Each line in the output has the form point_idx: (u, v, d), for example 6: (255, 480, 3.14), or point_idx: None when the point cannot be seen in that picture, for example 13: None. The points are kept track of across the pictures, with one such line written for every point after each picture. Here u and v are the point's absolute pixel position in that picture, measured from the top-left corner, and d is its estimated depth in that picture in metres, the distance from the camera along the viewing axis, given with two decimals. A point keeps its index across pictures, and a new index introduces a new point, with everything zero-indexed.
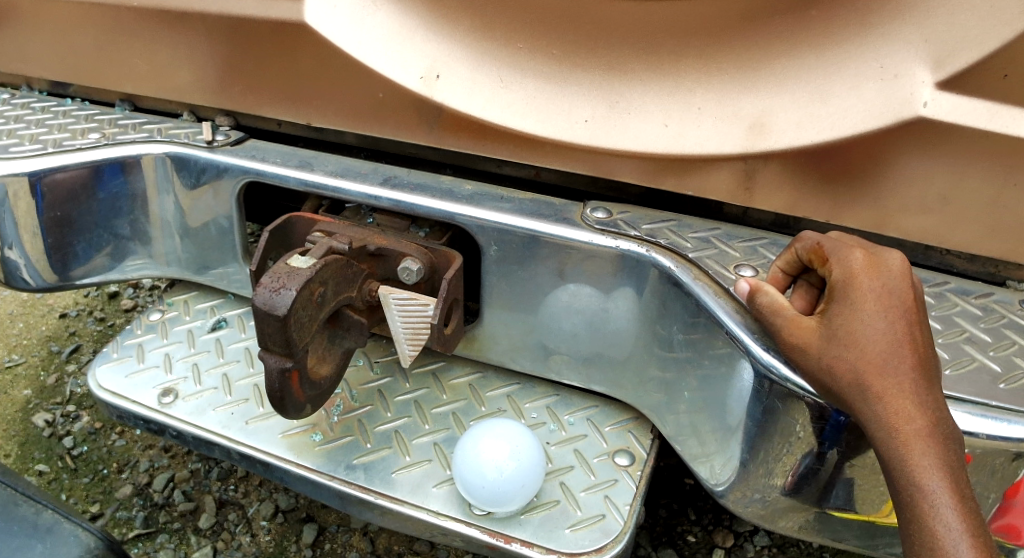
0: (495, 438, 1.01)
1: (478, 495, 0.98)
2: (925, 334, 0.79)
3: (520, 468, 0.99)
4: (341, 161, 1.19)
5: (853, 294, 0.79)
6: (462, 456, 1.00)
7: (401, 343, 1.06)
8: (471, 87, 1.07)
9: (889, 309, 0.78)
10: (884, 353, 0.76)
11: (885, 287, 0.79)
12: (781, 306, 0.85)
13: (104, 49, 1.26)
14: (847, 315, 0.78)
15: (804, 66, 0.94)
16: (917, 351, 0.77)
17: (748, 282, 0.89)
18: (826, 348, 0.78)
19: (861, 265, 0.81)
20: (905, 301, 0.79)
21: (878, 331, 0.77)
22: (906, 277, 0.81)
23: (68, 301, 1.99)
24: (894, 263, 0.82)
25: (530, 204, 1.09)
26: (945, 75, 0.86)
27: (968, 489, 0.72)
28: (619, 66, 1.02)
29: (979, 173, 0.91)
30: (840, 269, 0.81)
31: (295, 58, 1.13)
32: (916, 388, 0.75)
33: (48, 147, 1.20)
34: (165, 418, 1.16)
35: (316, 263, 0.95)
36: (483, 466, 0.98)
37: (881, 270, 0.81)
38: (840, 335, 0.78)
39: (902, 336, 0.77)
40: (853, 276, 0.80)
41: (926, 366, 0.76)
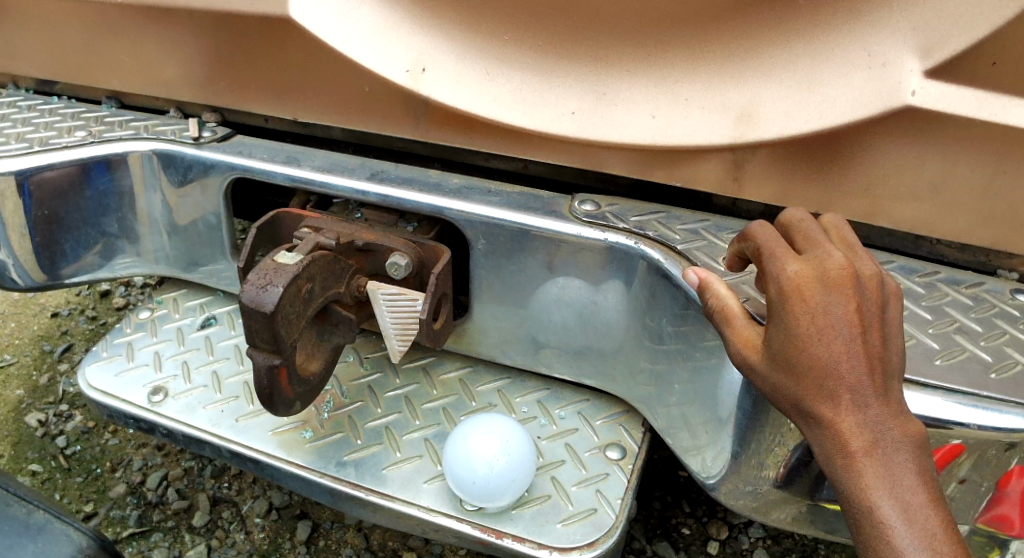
0: (484, 432, 1.01)
1: (470, 490, 0.98)
2: (873, 343, 0.75)
3: (510, 462, 0.98)
4: (327, 156, 1.18)
5: (786, 316, 0.76)
6: (453, 451, 1.00)
7: (391, 340, 1.05)
8: (457, 80, 1.06)
9: (824, 331, 0.74)
10: (820, 380, 0.74)
11: (820, 304, 0.74)
12: (733, 313, 0.83)
13: (89, 45, 1.25)
14: (781, 338, 0.76)
15: (792, 55, 0.93)
16: (858, 370, 0.73)
17: (697, 273, 0.89)
18: (768, 372, 0.78)
19: (794, 282, 0.76)
20: (847, 314, 0.74)
21: (813, 357, 0.74)
22: (846, 286, 0.75)
23: (61, 299, 1.98)
24: (834, 270, 0.76)
25: (518, 197, 1.09)
26: (935, 63, 0.85)
27: (924, 504, 0.71)
28: (606, 57, 1.00)
29: (968, 160, 0.90)
30: (777, 287, 0.77)
31: (280, 51, 1.12)
32: (858, 408, 0.73)
33: (34, 145, 1.19)
34: (155, 416, 1.15)
35: (303, 259, 0.94)
36: (474, 460, 0.97)
37: (817, 285, 0.75)
38: (777, 360, 0.76)
39: (842, 357, 0.73)
40: (787, 297, 0.76)
41: (869, 384, 0.74)
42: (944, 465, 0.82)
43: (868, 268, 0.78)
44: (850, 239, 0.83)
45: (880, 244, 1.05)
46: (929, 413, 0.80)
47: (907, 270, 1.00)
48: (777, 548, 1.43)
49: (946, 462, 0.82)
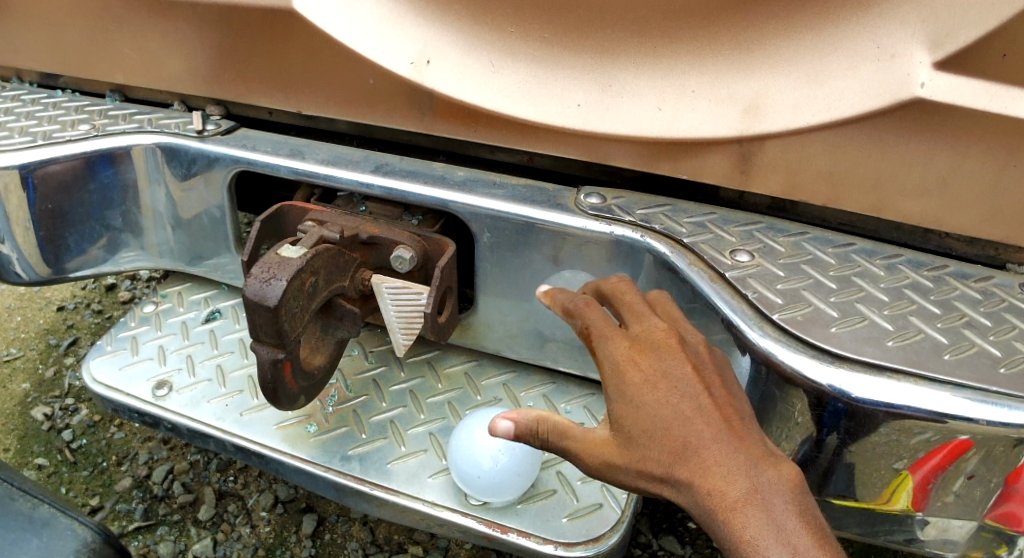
0: (486, 428, 1.01)
1: (475, 485, 0.98)
2: (718, 396, 0.81)
3: (513, 457, 0.99)
4: (330, 149, 1.17)
5: (627, 390, 0.81)
6: (457, 445, 1.01)
7: (395, 333, 1.04)
8: (461, 72, 1.05)
9: (669, 391, 0.80)
10: (678, 441, 0.78)
11: (658, 370, 0.82)
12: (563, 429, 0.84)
13: (92, 38, 1.24)
14: (632, 412, 0.81)
15: (800, 47, 0.92)
16: (712, 420, 0.78)
17: (507, 420, 0.83)
18: (629, 450, 0.81)
19: (627, 356, 0.84)
20: (686, 374, 0.81)
21: (665, 420, 0.79)
22: (676, 350, 0.83)
23: (66, 293, 1.98)
24: (660, 338, 0.84)
25: (524, 190, 1.08)
26: (944, 55, 0.84)
27: (810, 538, 0.71)
28: (612, 49, 0.99)
29: (978, 153, 0.89)
30: (612, 364, 0.84)
31: (283, 44, 1.11)
32: (723, 457, 0.76)
33: (38, 139, 1.19)
34: (159, 410, 1.15)
35: (307, 253, 0.94)
36: (477, 456, 0.98)
37: (650, 353, 0.83)
38: (632, 437, 0.80)
39: (689, 413, 0.79)
40: (622, 371, 0.83)
41: (726, 434, 0.77)
42: (949, 460, 0.82)
43: (695, 334, 0.87)
44: (676, 310, 0.92)
45: (887, 238, 1.04)
46: (936, 408, 0.79)
47: (916, 264, 0.99)
48: None
49: (952, 457, 0.81)
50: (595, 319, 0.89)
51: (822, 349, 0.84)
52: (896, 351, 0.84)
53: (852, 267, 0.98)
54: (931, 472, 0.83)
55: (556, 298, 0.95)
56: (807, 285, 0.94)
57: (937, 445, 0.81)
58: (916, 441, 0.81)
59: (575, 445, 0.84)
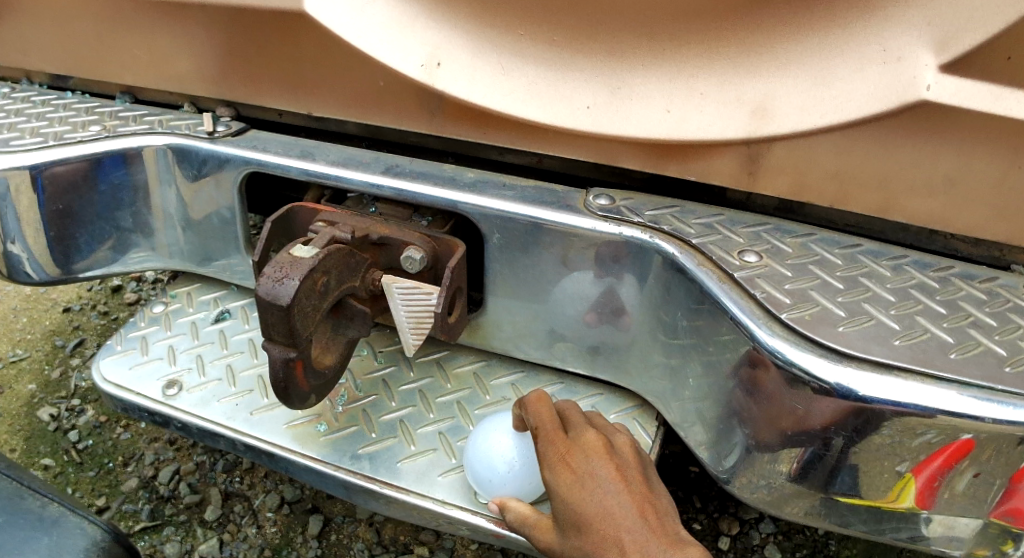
0: (498, 429, 1.03)
1: (488, 486, 0.99)
2: (638, 493, 0.88)
3: (526, 460, 1.00)
4: (342, 150, 1.18)
5: (561, 490, 0.88)
6: (474, 449, 1.02)
7: (406, 333, 1.04)
8: (472, 74, 1.06)
9: (595, 490, 0.87)
10: (603, 531, 0.84)
11: (587, 471, 0.88)
12: (518, 513, 0.92)
13: (104, 40, 1.25)
14: (564, 510, 0.87)
15: (807, 49, 0.93)
16: (630, 513, 0.85)
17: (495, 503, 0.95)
18: (562, 543, 0.88)
19: (561, 458, 0.91)
20: (610, 475, 0.88)
21: (590, 514, 0.85)
22: (602, 454, 0.90)
23: (72, 295, 1.99)
24: (589, 441, 0.92)
25: (533, 191, 1.08)
26: (950, 57, 0.85)
27: None
28: (621, 51, 1.00)
29: (983, 154, 0.90)
30: (547, 463, 0.91)
31: (295, 46, 1.12)
32: (640, 545, 0.83)
33: (49, 140, 1.19)
34: (169, 410, 1.16)
35: (319, 252, 0.94)
36: (490, 458, 1.00)
37: (579, 455, 0.90)
38: (567, 529, 0.87)
39: (612, 506, 0.85)
40: (555, 469, 0.90)
41: (641, 524, 0.84)
42: (954, 458, 0.83)
43: (620, 436, 0.95)
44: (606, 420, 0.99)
45: (893, 239, 1.05)
46: (944, 406, 0.80)
47: (922, 265, 1.00)
48: (788, 543, 1.45)
49: (958, 456, 0.82)
50: (542, 418, 0.96)
51: (830, 348, 0.85)
52: (903, 349, 0.85)
53: (859, 268, 0.99)
54: (940, 468, 0.84)
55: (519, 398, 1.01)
56: (814, 285, 0.95)
57: (938, 447, 0.82)
58: (918, 443, 0.83)
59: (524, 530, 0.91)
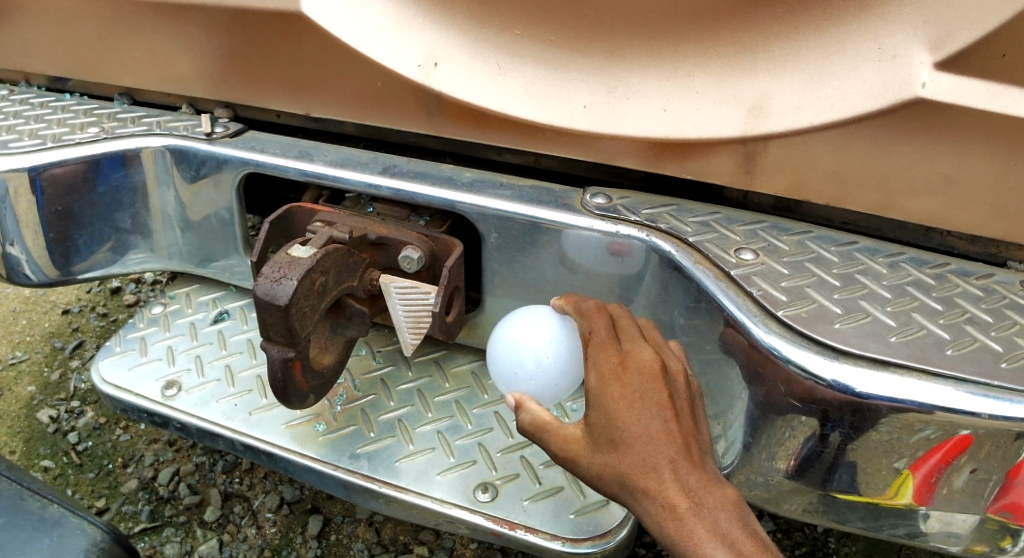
0: (537, 322, 0.99)
1: (513, 381, 0.97)
2: (685, 423, 0.82)
3: (559, 359, 0.96)
4: (340, 151, 1.19)
5: (605, 402, 0.83)
6: (508, 340, 0.99)
7: (403, 332, 1.05)
8: (469, 74, 1.06)
9: (642, 411, 0.81)
10: (642, 454, 0.80)
11: (637, 392, 0.82)
12: (542, 419, 0.89)
13: (103, 42, 1.25)
14: (604, 422, 0.82)
15: (803, 48, 0.93)
16: (675, 442, 0.80)
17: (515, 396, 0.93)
18: (594, 455, 0.83)
19: (612, 373, 0.84)
20: (659, 401, 0.82)
21: (634, 434, 0.80)
22: (657, 376, 0.83)
23: (71, 296, 1.99)
24: (646, 362, 0.85)
25: (531, 191, 1.09)
26: (945, 55, 0.85)
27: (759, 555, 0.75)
28: (618, 50, 1.01)
29: (978, 152, 0.91)
30: (594, 374, 0.85)
31: (293, 48, 1.13)
32: (678, 475, 0.79)
33: (48, 142, 1.20)
34: (169, 410, 1.16)
35: (317, 253, 0.95)
36: (519, 352, 0.97)
37: (632, 373, 0.84)
38: (603, 443, 0.83)
39: (658, 430, 0.80)
40: (603, 380, 0.84)
41: (683, 455, 0.80)
42: (952, 455, 0.83)
43: (676, 363, 0.88)
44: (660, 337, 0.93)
45: (890, 236, 1.06)
46: (940, 402, 0.80)
47: (918, 262, 1.01)
48: (787, 542, 1.45)
49: (955, 452, 0.83)
50: (598, 327, 0.91)
51: (826, 345, 0.85)
52: (900, 346, 0.86)
53: (855, 266, 1.00)
54: (938, 463, 0.84)
55: (575, 307, 0.97)
56: (810, 283, 0.96)
57: (936, 443, 0.82)
58: (916, 439, 0.83)
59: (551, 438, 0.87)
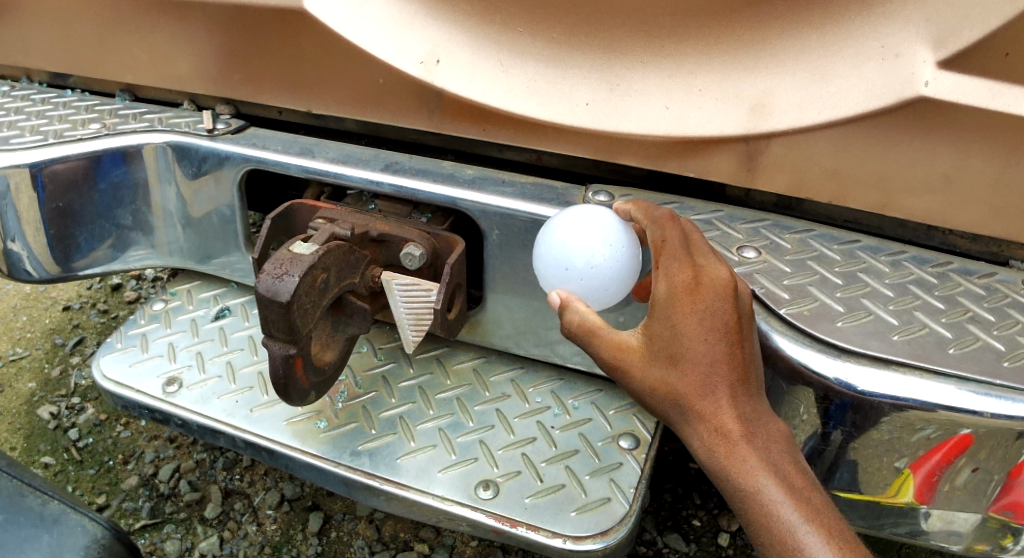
0: (597, 221, 0.92)
1: (560, 279, 0.92)
2: (747, 347, 0.81)
3: (615, 263, 0.90)
4: (341, 148, 1.18)
5: (673, 317, 0.80)
6: (561, 236, 0.92)
7: (406, 329, 1.05)
8: (472, 71, 1.06)
9: (711, 332, 0.79)
10: (703, 375, 0.79)
11: (708, 311, 0.79)
12: (596, 326, 0.86)
13: (104, 39, 1.25)
14: (667, 337, 0.80)
15: (805, 46, 0.93)
16: (736, 368, 0.79)
17: (561, 294, 0.90)
18: (650, 368, 0.82)
19: (686, 286, 0.80)
20: (728, 323, 0.79)
21: (698, 354, 0.79)
22: (730, 296, 0.80)
23: (72, 293, 1.99)
24: (721, 280, 0.81)
25: (532, 188, 1.09)
26: (948, 54, 0.85)
27: (809, 487, 0.78)
28: (620, 48, 1.00)
29: (981, 151, 0.91)
30: (666, 283, 0.82)
31: (294, 45, 1.13)
32: (733, 402, 0.79)
33: (49, 138, 1.19)
34: (170, 407, 1.16)
35: (319, 249, 0.95)
36: (573, 250, 0.90)
37: (706, 290, 0.80)
38: (661, 356, 0.81)
39: (723, 354, 0.79)
40: (674, 294, 0.81)
41: (740, 382, 0.80)
42: (953, 454, 0.83)
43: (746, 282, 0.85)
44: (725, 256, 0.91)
45: (892, 235, 1.05)
46: (942, 401, 0.80)
47: (920, 260, 1.01)
48: None
49: (956, 451, 0.83)
50: (672, 236, 0.87)
51: (829, 343, 0.85)
52: (901, 345, 0.85)
53: (857, 264, 1.00)
54: (939, 463, 0.84)
55: (648, 214, 0.93)
56: (812, 281, 0.96)
57: (937, 442, 0.83)
58: (917, 438, 0.83)
59: (602, 345, 0.86)
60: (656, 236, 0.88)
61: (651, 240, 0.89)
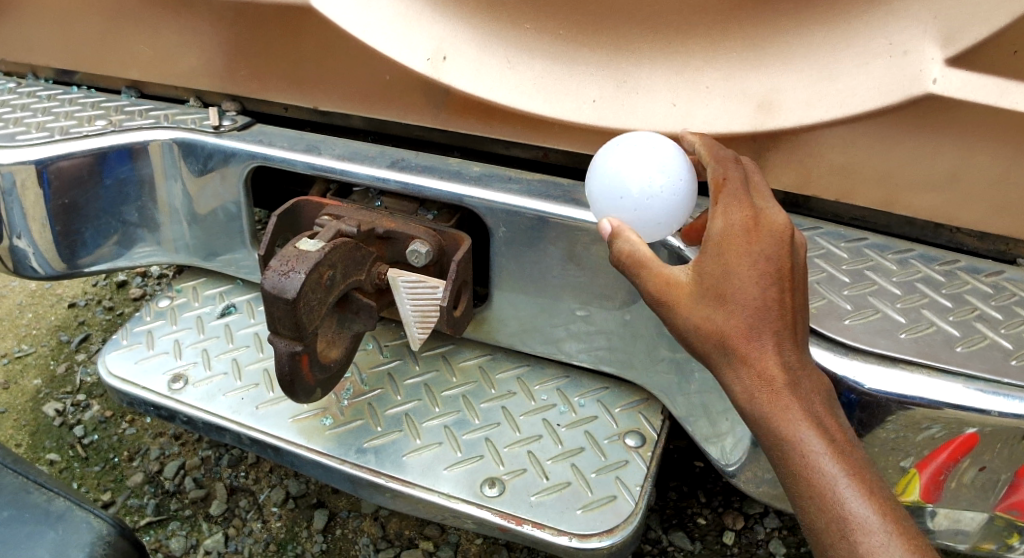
0: (659, 149, 0.86)
1: (613, 206, 0.86)
2: (797, 297, 0.78)
3: (673, 195, 0.85)
4: (347, 145, 1.18)
5: (729, 255, 0.76)
6: (618, 161, 0.86)
7: (411, 327, 1.05)
8: (477, 68, 1.06)
9: (765, 275, 0.75)
10: (752, 318, 0.75)
11: (764, 254, 0.76)
12: (645, 257, 0.81)
13: (110, 36, 1.25)
14: (720, 275, 0.76)
15: (813, 42, 0.93)
16: (787, 315, 0.76)
17: (613, 221, 0.84)
18: (696, 306, 0.78)
19: (745, 226, 0.77)
20: (783, 269, 0.77)
21: (748, 296, 0.75)
22: (787, 242, 0.78)
23: (78, 290, 1.99)
24: (779, 226, 0.79)
25: (539, 185, 1.08)
26: (956, 51, 0.85)
27: (849, 444, 0.75)
28: (627, 45, 1.00)
29: (989, 149, 0.90)
30: (722, 221, 0.78)
31: (300, 42, 1.13)
32: (781, 350, 0.76)
33: (55, 134, 1.20)
34: (175, 403, 1.16)
35: (325, 246, 0.95)
36: (630, 177, 0.85)
37: (765, 233, 0.77)
38: (711, 294, 0.77)
39: (774, 300, 0.75)
40: (731, 232, 0.77)
41: (789, 330, 0.76)
42: (959, 453, 0.83)
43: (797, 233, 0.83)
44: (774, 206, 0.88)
45: (899, 233, 1.05)
46: (949, 399, 0.80)
47: (927, 259, 1.00)
48: (793, 539, 1.43)
49: (963, 450, 0.83)
50: (732, 175, 0.83)
51: (836, 341, 0.85)
52: (909, 343, 0.85)
53: (864, 262, 0.99)
54: (946, 461, 0.84)
55: (713, 153, 0.88)
56: (820, 279, 0.95)
57: (943, 441, 0.83)
58: (922, 437, 0.83)
59: (648, 278, 0.80)
60: (718, 173, 0.84)
61: (709, 177, 0.85)
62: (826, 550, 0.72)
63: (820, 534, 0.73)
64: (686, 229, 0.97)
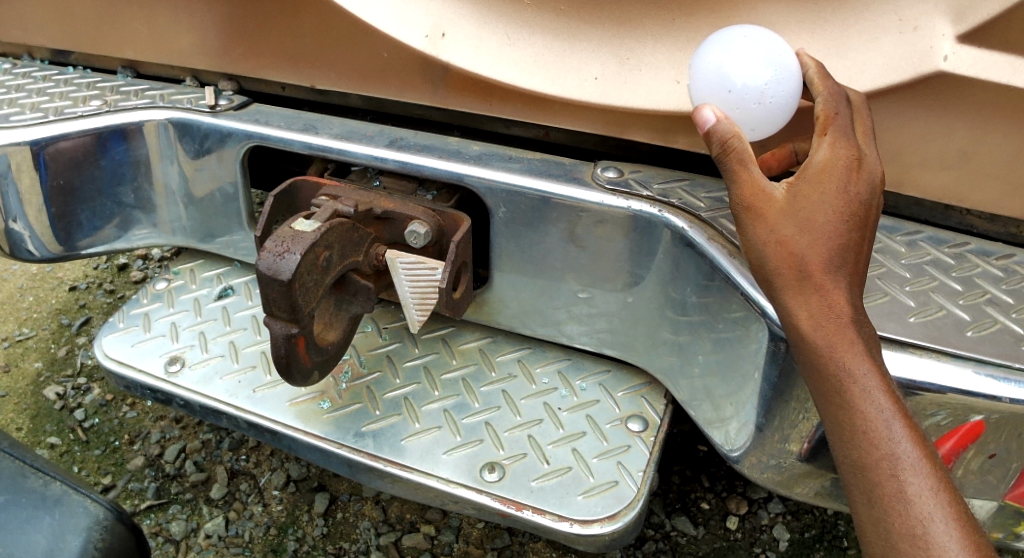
0: (777, 48, 0.82)
1: (713, 97, 0.82)
2: (868, 243, 0.80)
3: (780, 102, 0.82)
4: (345, 124, 1.16)
5: (827, 189, 0.77)
6: (734, 48, 0.81)
7: (410, 309, 1.02)
8: (477, 46, 1.03)
9: (852, 217, 0.77)
10: (832, 253, 0.77)
11: (858, 197, 0.78)
12: (751, 157, 0.78)
13: (105, 14, 1.23)
14: (813, 204, 0.77)
15: (822, 19, 0.90)
16: (860, 259, 0.79)
17: (715, 112, 0.78)
18: (782, 223, 0.77)
19: (848, 166, 0.78)
20: (867, 217, 0.79)
21: (832, 231, 0.77)
22: (876, 193, 0.80)
23: (78, 274, 1.98)
24: (875, 174, 0.80)
25: (540, 164, 1.06)
26: (968, 27, 0.82)
27: (897, 389, 0.76)
28: (630, 20, 0.98)
29: (997, 128, 0.87)
30: (825, 154, 0.78)
31: (297, 19, 1.11)
32: (851, 289, 0.77)
33: (49, 115, 1.18)
34: (171, 387, 1.15)
35: (321, 226, 0.93)
36: (740, 74, 0.80)
37: (864, 178, 0.79)
38: (799, 216, 0.77)
39: (852, 242, 0.78)
40: (834, 170, 0.78)
41: (858, 272, 0.79)
42: (967, 441, 0.81)
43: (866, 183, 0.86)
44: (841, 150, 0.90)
45: (907, 214, 1.02)
46: (958, 385, 0.78)
47: (937, 241, 0.98)
48: (796, 524, 1.42)
49: (971, 437, 0.80)
50: (843, 111, 0.81)
51: None
52: (918, 327, 0.83)
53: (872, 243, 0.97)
54: (953, 450, 0.81)
55: (826, 85, 0.83)
56: None
57: (948, 429, 0.81)
58: (928, 423, 0.81)
59: (743, 181, 0.78)
60: (828, 107, 0.81)
61: (817, 109, 0.81)
62: (869, 485, 0.73)
63: (865, 470, 0.74)
64: (765, 154, 0.94)
